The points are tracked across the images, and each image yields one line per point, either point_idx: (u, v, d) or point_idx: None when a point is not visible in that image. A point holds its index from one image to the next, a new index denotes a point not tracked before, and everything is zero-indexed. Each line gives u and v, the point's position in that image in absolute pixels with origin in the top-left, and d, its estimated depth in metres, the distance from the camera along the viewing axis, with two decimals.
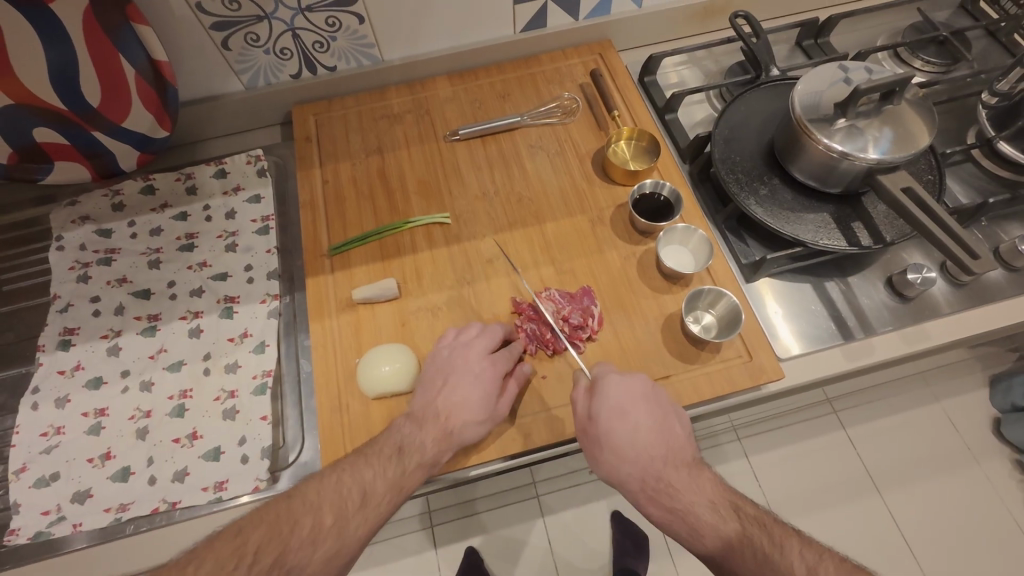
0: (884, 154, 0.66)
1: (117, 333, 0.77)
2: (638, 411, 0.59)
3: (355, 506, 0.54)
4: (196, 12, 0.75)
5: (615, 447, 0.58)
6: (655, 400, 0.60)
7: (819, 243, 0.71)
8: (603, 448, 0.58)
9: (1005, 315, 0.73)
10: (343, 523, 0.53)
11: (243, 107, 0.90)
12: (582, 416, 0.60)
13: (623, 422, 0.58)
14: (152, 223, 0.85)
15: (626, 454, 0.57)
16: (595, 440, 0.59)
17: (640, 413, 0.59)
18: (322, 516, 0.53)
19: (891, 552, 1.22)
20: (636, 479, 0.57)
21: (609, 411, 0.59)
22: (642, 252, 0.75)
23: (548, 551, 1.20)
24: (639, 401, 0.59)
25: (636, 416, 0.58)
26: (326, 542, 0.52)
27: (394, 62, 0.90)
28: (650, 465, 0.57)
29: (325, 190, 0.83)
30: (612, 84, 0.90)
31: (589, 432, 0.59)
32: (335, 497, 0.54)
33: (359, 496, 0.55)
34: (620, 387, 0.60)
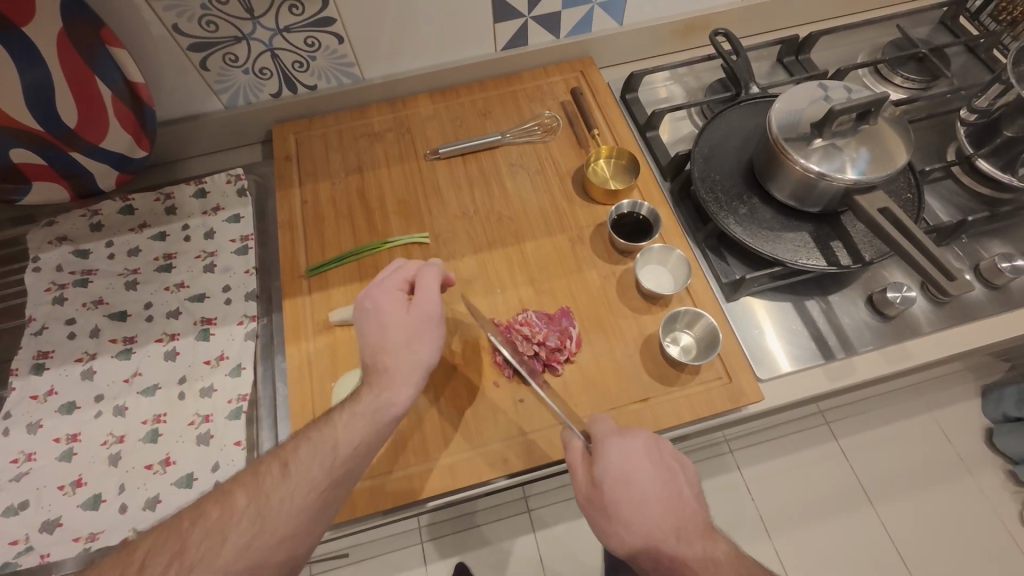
0: (860, 174, 0.66)
1: (91, 356, 0.76)
2: (641, 477, 0.55)
3: (272, 483, 0.53)
4: (173, 34, 0.75)
5: (620, 514, 0.54)
6: (661, 465, 0.56)
7: (798, 263, 0.71)
8: (609, 515, 0.55)
9: (988, 333, 0.73)
10: (260, 507, 0.52)
11: (223, 127, 0.90)
12: (584, 480, 0.57)
13: (628, 489, 0.54)
14: (130, 244, 0.85)
15: (630, 523, 0.54)
16: (599, 507, 0.55)
17: (648, 480, 0.55)
18: (232, 501, 0.52)
19: (885, 565, 1.20)
20: (642, 548, 0.53)
21: (612, 478, 0.55)
22: (621, 271, 0.75)
23: (538, 568, 1.19)
24: (644, 466, 0.55)
25: (642, 486, 0.54)
26: (238, 524, 0.50)
27: (375, 81, 0.90)
28: (661, 539, 0.53)
29: (305, 210, 0.82)
30: (593, 101, 0.90)
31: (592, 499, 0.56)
32: (246, 487, 0.53)
33: (278, 470, 0.54)
34: (623, 455, 0.56)
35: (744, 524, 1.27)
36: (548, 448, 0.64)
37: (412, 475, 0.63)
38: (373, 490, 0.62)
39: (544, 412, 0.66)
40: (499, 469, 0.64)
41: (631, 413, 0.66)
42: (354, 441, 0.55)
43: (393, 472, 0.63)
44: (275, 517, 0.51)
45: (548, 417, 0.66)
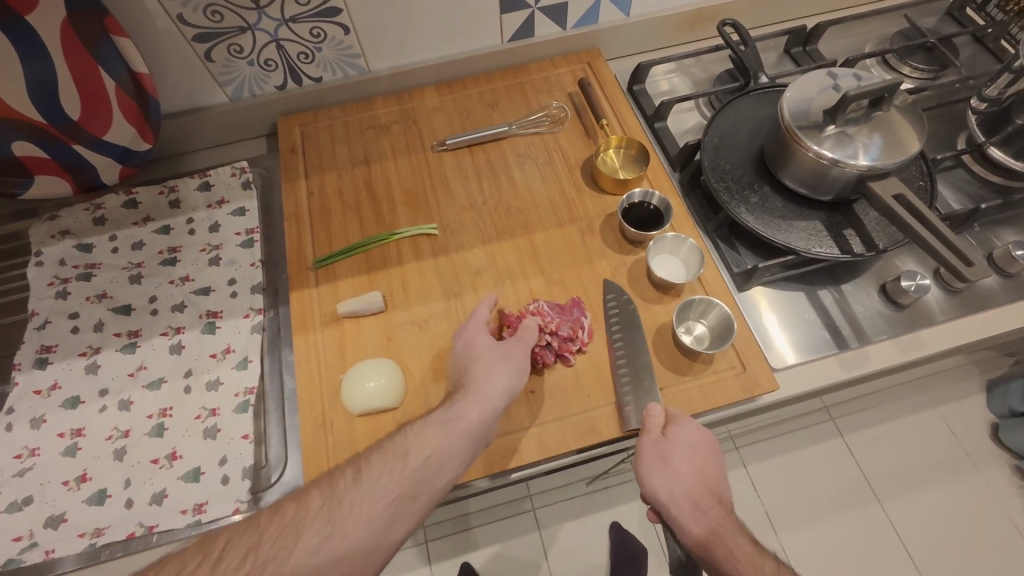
0: (875, 161, 0.66)
1: (96, 350, 0.75)
2: (703, 455, 0.59)
3: (347, 486, 0.53)
4: (178, 24, 0.74)
5: (679, 469, 0.58)
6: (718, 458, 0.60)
7: (811, 251, 0.70)
8: (666, 466, 0.58)
9: (1001, 322, 0.72)
10: (331, 510, 0.51)
11: (228, 119, 0.89)
12: (653, 430, 0.60)
13: (692, 454, 0.59)
14: (134, 237, 0.84)
15: (684, 481, 0.58)
16: (659, 455, 0.59)
17: (710, 460, 0.59)
18: (306, 503, 0.51)
19: (893, 562, 1.20)
20: (687, 505, 0.57)
21: (683, 441, 0.59)
22: (632, 261, 0.74)
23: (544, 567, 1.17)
24: (710, 449, 0.60)
25: (701, 462, 0.59)
26: (311, 527, 0.50)
27: (381, 73, 0.89)
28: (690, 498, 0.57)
29: (311, 202, 0.81)
30: (601, 93, 0.89)
31: (656, 449, 0.59)
32: (321, 489, 0.52)
33: (351, 476, 0.54)
34: (697, 429, 0.60)
35: (751, 521, 1.26)
36: (560, 439, 0.63)
37: None
38: None
39: (556, 404, 0.65)
40: (511, 460, 0.62)
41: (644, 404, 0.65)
42: (424, 453, 0.55)
43: None
44: (349, 523, 0.50)
45: (561, 408, 0.65)
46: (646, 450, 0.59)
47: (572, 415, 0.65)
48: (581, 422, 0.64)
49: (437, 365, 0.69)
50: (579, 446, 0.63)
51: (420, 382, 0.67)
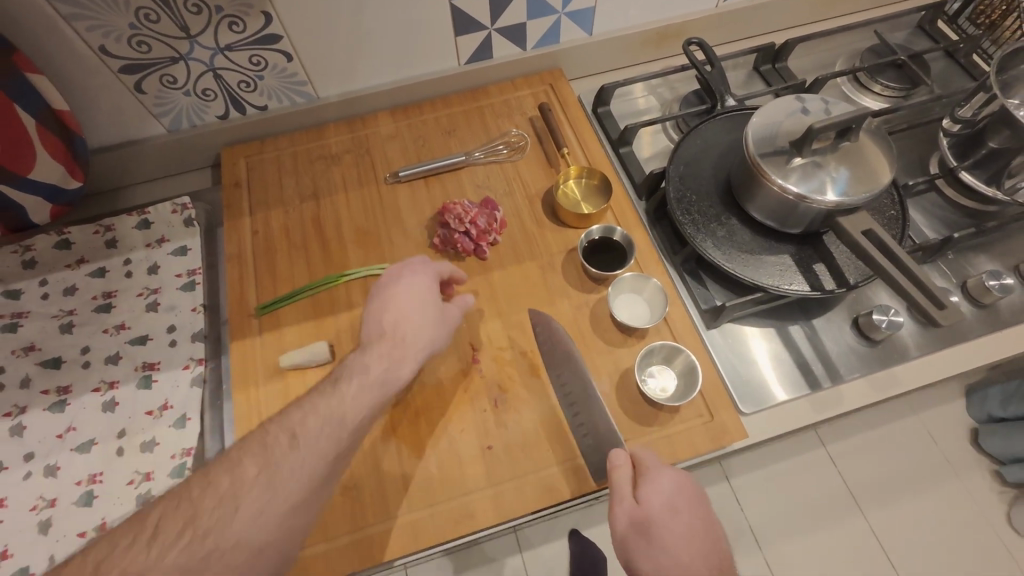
0: (841, 195, 0.63)
1: (21, 410, 0.69)
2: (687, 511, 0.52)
3: (282, 452, 0.50)
4: (101, 56, 0.68)
5: (662, 539, 0.50)
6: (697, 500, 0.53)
7: (779, 288, 0.67)
8: (652, 539, 0.50)
9: (976, 355, 0.70)
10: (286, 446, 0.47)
11: (168, 152, 0.84)
12: (626, 498, 0.53)
13: (675, 513, 0.52)
14: (67, 282, 0.78)
15: (675, 550, 0.49)
16: (640, 528, 0.51)
17: (661, 469, 0.54)
18: (241, 471, 0.49)
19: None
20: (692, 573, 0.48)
21: (657, 493, 0.52)
22: (595, 301, 0.70)
23: None
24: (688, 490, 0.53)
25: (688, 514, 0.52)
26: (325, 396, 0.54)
27: (330, 99, 0.84)
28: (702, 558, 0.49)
29: (255, 241, 0.76)
30: (562, 117, 0.85)
31: (633, 517, 0.52)
32: (254, 456, 0.50)
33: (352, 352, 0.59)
34: (672, 478, 0.54)
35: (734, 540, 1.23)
36: (519, 498, 0.59)
37: (370, 537, 0.58)
38: (330, 555, 0.57)
39: (516, 461, 0.61)
40: (468, 524, 0.58)
41: None
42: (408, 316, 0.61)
43: (352, 537, 0.58)
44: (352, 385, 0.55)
45: (519, 465, 0.61)
46: (620, 522, 0.52)
47: (533, 472, 0.61)
48: (542, 479, 0.60)
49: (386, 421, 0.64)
50: (541, 506, 0.59)
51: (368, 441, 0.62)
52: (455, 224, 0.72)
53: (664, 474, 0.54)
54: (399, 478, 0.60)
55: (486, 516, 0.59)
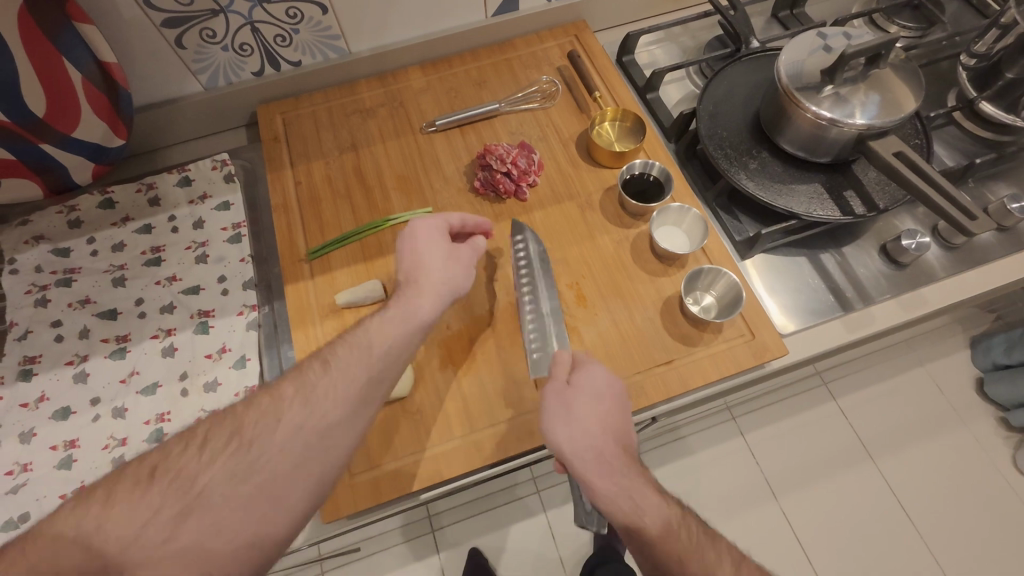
0: (872, 119, 0.65)
1: (83, 358, 0.72)
2: (610, 404, 0.58)
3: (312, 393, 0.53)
4: (145, 9, 0.70)
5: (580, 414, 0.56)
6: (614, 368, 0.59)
7: (813, 215, 0.70)
8: (569, 409, 0.57)
9: (998, 277, 0.73)
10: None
11: (204, 110, 0.85)
12: (558, 378, 0.59)
13: (598, 404, 0.57)
14: (114, 239, 0.80)
15: (588, 422, 0.56)
16: (563, 402, 0.57)
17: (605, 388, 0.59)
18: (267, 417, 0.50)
19: (891, 521, 1.22)
20: (587, 450, 0.54)
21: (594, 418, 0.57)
22: (634, 235, 0.73)
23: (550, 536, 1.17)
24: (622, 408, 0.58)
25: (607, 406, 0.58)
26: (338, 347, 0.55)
27: (362, 54, 0.86)
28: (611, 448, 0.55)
29: (299, 191, 0.78)
30: (590, 65, 0.87)
31: (561, 394, 0.58)
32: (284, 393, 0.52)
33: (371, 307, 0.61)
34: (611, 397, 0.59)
35: (751, 489, 1.27)
36: None
37: (436, 455, 0.61)
38: (400, 473, 0.60)
39: None
40: (527, 443, 0.62)
41: (657, 377, 0.64)
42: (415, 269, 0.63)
43: (419, 456, 0.61)
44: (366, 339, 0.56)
45: None
46: (551, 397, 0.58)
47: None
48: None
49: (442, 351, 0.66)
50: None
51: (428, 370, 0.65)
52: (498, 165, 0.74)
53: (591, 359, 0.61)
54: (459, 402, 0.63)
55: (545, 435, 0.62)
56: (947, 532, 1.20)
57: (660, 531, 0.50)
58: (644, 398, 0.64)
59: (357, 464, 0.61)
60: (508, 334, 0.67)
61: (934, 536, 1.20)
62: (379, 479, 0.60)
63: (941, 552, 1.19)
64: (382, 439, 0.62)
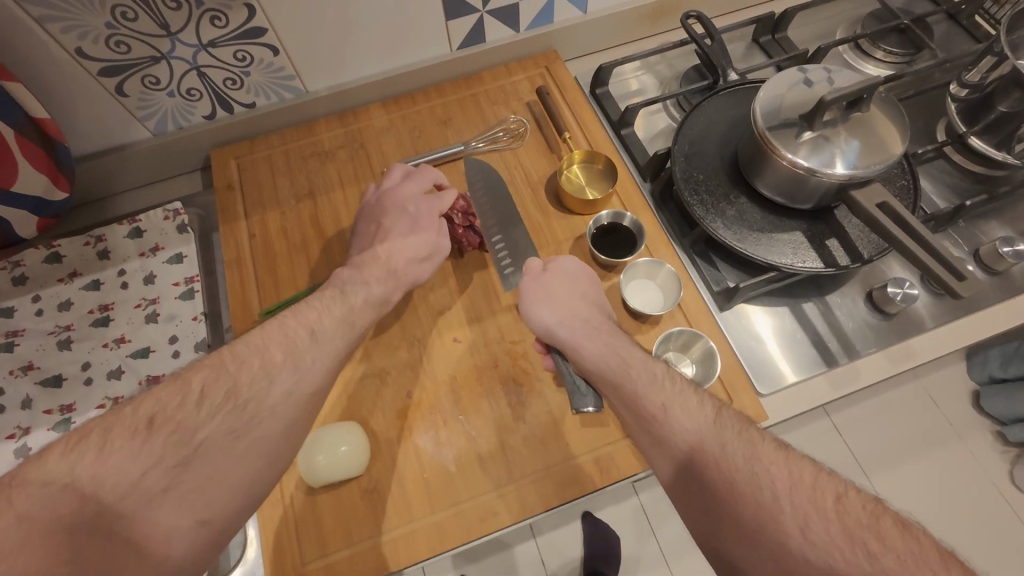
0: (852, 168, 0.61)
1: (25, 432, 0.68)
2: (585, 284, 0.62)
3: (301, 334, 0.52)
4: (77, 58, 0.65)
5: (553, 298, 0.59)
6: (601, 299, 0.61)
7: (793, 266, 0.66)
8: (547, 290, 0.60)
9: (989, 325, 0.69)
10: (295, 360, 0.50)
11: (155, 156, 0.81)
12: (535, 269, 0.63)
13: (573, 283, 0.62)
14: (60, 297, 0.76)
15: (564, 307, 0.58)
16: (540, 285, 0.61)
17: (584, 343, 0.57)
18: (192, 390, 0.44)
19: None
20: (568, 321, 0.57)
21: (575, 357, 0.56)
22: (607, 288, 0.69)
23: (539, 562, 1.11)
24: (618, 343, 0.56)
25: (583, 286, 0.61)
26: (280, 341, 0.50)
27: (320, 93, 0.81)
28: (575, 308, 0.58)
29: (254, 245, 0.74)
30: (561, 100, 0.83)
31: (538, 280, 0.62)
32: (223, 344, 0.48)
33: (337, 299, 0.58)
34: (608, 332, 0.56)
35: None
36: (541, 493, 0.59)
37: (394, 541, 0.57)
38: (354, 560, 0.56)
39: (536, 455, 0.61)
40: (492, 522, 0.58)
41: (629, 448, 0.61)
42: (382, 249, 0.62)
43: (375, 539, 0.57)
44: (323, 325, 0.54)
45: (540, 459, 0.61)
46: (530, 284, 0.61)
47: (556, 465, 0.60)
48: (564, 471, 0.60)
49: (401, 423, 0.62)
50: (564, 500, 0.59)
51: (386, 444, 0.61)
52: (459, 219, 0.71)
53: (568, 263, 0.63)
54: (418, 478, 0.59)
55: (511, 513, 0.58)
56: None
57: (646, 385, 0.48)
58: (616, 470, 0.60)
59: (309, 551, 0.57)
60: (468, 404, 0.63)
61: None
62: (333, 569, 0.56)
63: None
64: (336, 521, 0.58)
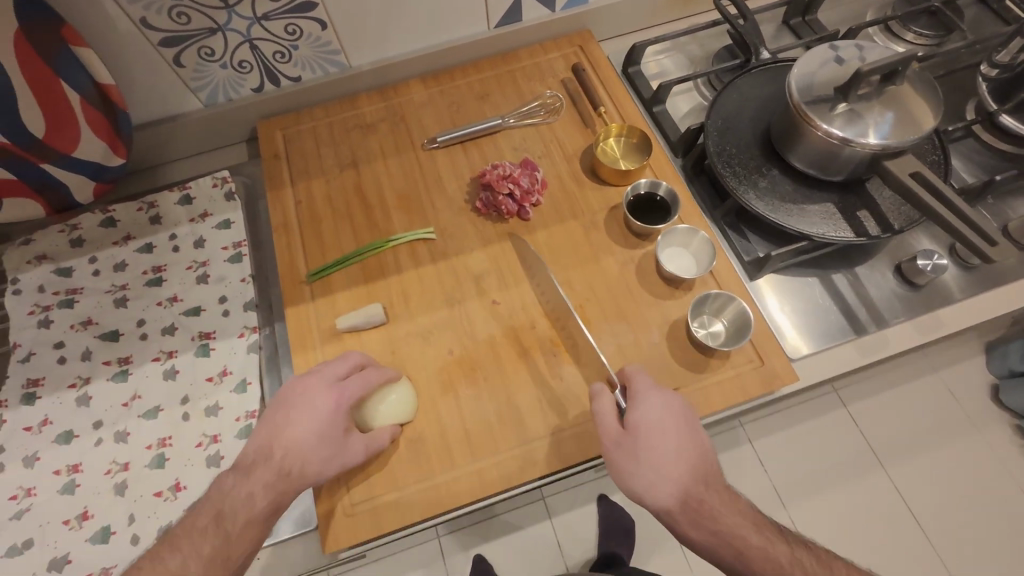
0: (887, 139, 0.63)
1: (85, 381, 0.72)
2: (673, 411, 0.57)
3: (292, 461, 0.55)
4: (142, 29, 0.69)
5: (652, 460, 0.54)
6: (693, 419, 0.58)
7: (825, 236, 0.68)
8: (637, 458, 0.54)
9: (1020, 296, 0.70)
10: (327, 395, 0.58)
11: (206, 126, 0.84)
12: (614, 427, 0.56)
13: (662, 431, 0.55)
14: (115, 258, 0.80)
15: (657, 465, 0.54)
16: (628, 450, 0.55)
17: (649, 393, 0.57)
18: None
19: (904, 535, 1.18)
20: (661, 483, 0.53)
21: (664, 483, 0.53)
22: (640, 256, 0.71)
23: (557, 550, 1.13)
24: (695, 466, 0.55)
25: (675, 426, 0.56)
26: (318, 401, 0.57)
27: (363, 68, 0.84)
28: (668, 468, 0.54)
29: (300, 210, 0.77)
30: (595, 78, 0.85)
31: (623, 445, 0.55)
32: None
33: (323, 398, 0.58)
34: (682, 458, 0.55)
35: (761, 499, 1.23)
36: (577, 445, 0.62)
37: (438, 486, 0.60)
38: (399, 502, 0.59)
39: (572, 411, 0.63)
40: (530, 471, 0.61)
41: None
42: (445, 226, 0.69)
43: (417, 485, 0.60)
44: None
45: (575, 415, 0.63)
46: (614, 450, 0.56)
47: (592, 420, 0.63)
48: None
49: (443, 378, 0.65)
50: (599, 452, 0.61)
51: (429, 397, 0.64)
52: (499, 185, 0.73)
53: (651, 391, 0.58)
54: (460, 429, 0.62)
55: (548, 464, 0.61)
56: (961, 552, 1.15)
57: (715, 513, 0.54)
58: None
59: (356, 494, 0.60)
60: (506, 363, 0.66)
61: (942, 543, 1.17)
62: (378, 508, 0.59)
63: (947, 559, 1.15)
64: (382, 467, 0.61)
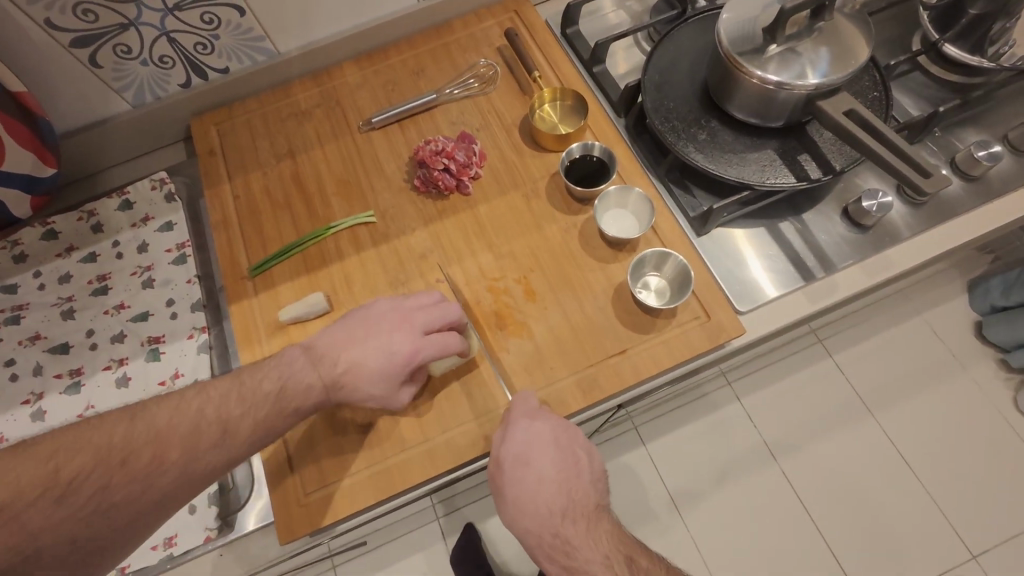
0: (824, 77, 0.61)
1: (39, 396, 0.71)
2: (549, 442, 0.58)
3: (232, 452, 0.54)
4: (48, 30, 0.66)
5: (513, 492, 0.58)
6: (568, 445, 0.59)
7: (766, 183, 0.66)
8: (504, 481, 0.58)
9: (971, 228, 0.69)
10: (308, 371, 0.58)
11: (137, 128, 0.82)
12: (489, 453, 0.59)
13: (527, 464, 0.58)
14: (59, 270, 0.78)
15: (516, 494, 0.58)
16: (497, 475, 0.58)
17: (519, 425, 0.58)
18: None
19: (900, 480, 1.16)
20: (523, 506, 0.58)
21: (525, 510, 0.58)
22: (583, 220, 0.71)
23: None
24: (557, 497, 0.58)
25: (546, 456, 0.58)
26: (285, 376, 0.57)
27: (291, 54, 0.82)
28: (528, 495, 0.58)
29: (238, 206, 0.76)
30: (530, 42, 0.83)
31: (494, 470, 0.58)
32: None
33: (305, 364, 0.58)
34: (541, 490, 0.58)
35: (749, 455, 1.20)
36: None
37: (390, 468, 0.60)
38: (352, 488, 0.59)
39: (520, 381, 0.63)
40: (480, 446, 0.61)
41: (611, 368, 0.63)
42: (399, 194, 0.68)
43: (370, 469, 0.60)
44: None
45: (524, 385, 0.63)
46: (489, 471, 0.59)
47: (541, 390, 0.62)
48: (550, 394, 0.62)
49: None
50: None
51: None
52: (433, 161, 0.71)
53: (527, 423, 0.58)
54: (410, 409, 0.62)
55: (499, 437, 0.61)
56: (955, 494, 1.15)
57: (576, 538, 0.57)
58: (599, 390, 0.62)
59: (310, 481, 0.60)
60: None
61: (936, 485, 1.15)
62: (332, 494, 0.59)
63: (939, 500, 1.14)
64: (334, 454, 0.61)
